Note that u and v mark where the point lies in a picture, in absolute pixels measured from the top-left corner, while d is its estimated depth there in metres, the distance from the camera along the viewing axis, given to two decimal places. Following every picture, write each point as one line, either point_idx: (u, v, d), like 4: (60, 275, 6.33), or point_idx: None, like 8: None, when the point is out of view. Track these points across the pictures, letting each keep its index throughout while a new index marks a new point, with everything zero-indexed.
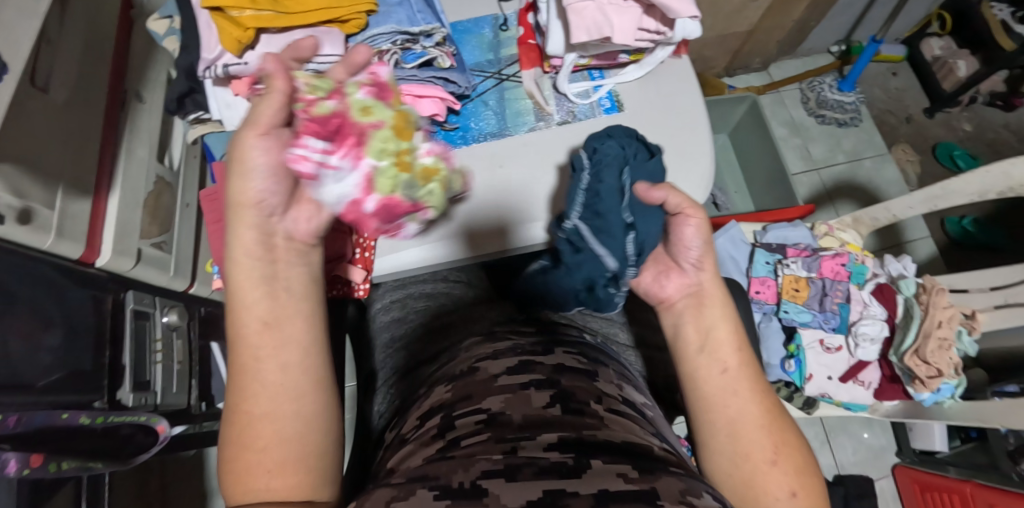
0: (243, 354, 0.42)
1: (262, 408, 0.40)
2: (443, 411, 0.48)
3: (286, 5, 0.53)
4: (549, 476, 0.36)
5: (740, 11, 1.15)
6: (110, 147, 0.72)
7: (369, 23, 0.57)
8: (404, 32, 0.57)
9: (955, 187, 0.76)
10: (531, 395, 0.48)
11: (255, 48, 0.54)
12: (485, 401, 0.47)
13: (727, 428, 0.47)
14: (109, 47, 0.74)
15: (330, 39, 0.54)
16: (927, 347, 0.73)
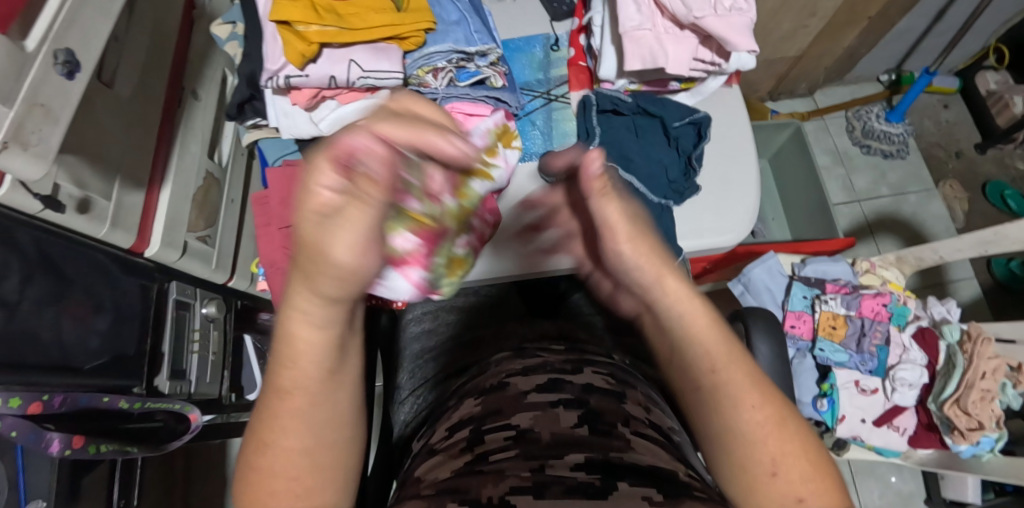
0: (290, 389, 0.33)
1: (273, 462, 0.33)
2: (471, 425, 0.47)
3: (350, 20, 0.51)
4: (577, 497, 0.36)
5: (789, 36, 1.13)
6: (165, 142, 0.75)
7: (427, 41, 0.56)
8: (460, 51, 0.56)
9: (1009, 234, 0.73)
10: (560, 413, 0.46)
11: (317, 62, 0.52)
12: (514, 417, 0.46)
13: (716, 435, 0.38)
14: (172, 46, 0.77)
15: (389, 57, 0.53)
16: (970, 397, 0.71)
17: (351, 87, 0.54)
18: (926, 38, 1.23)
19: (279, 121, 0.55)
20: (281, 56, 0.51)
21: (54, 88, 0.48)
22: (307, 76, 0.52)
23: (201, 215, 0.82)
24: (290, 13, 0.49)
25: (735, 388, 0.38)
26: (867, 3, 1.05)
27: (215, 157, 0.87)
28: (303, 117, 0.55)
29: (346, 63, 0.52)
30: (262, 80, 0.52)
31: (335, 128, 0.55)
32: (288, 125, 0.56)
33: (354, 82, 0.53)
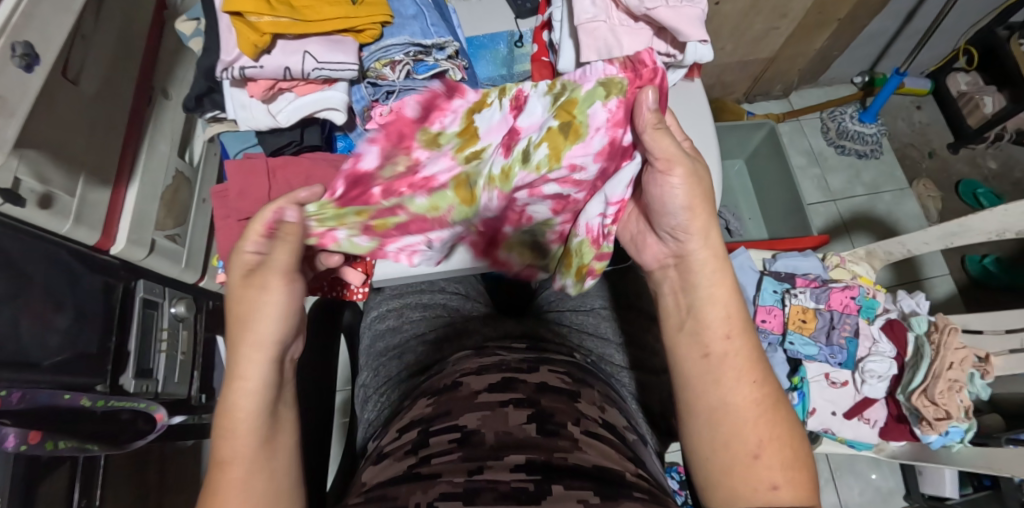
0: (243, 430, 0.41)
1: (227, 453, 0.40)
2: (420, 426, 0.47)
3: (304, 12, 0.51)
4: (507, 502, 0.37)
5: (761, 38, 1.15)
6: (134, 139, 0.75)
7: (384, 34, 0.56)
8: (417, 44, 0.56)
9: (972, 225, 0.74)
10: (509, 413, 0.46)
11: (272, 53, 0.51)
12: (462, 418, 0.46)
13: (708, 413, 0.43)
14: (141, 44, 0.77)
15: (345, 49, 0.53)
16: (936, 387, 0.70)
17: (306, 79, 0.54)
18: (896, 40, 1.26)
19: (238, 113, 0.55)
20: (236, 48, 0.51)
21: (12, 79, 0.48)
22: (263, 67, 0.51)
23: (171, 213, 0.82)
24: (242, 3, 0.49)
25: (730, 373, 0.44)
26: (836, 4, 1.07)
27: (186, 156, 0.87)
28: (261, 109, 0.55)
29: (300, 54, 0.51)
30: (218, 72, 0.52)
31: (292, 120, 0.55)
32: (247, 117, 0.56)
33: (309, 74, 0.52)
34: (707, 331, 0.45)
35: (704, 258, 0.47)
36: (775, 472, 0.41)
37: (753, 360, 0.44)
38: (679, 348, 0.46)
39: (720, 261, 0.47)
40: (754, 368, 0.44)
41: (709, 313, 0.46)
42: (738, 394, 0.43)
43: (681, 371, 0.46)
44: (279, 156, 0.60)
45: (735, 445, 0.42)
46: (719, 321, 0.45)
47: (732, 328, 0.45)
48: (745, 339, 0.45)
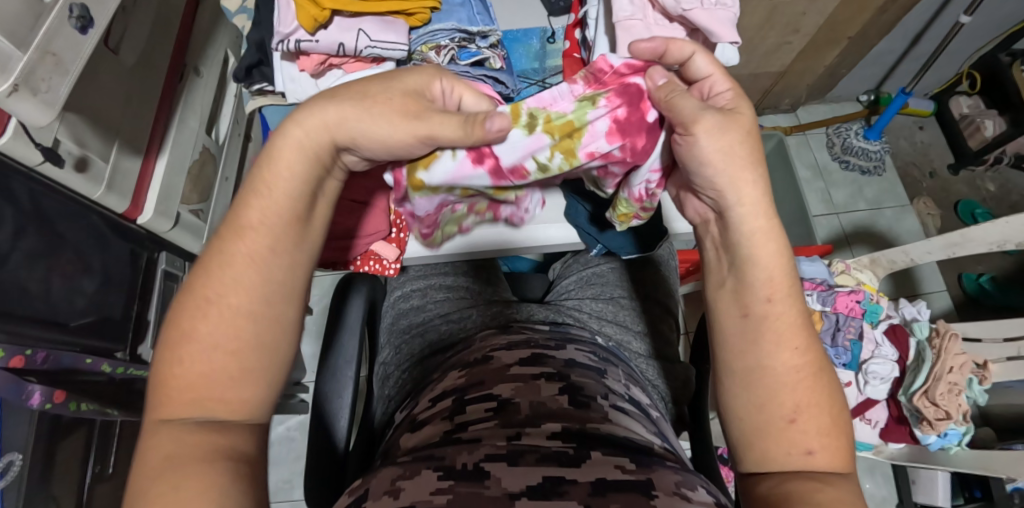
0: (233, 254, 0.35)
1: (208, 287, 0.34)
2: (454, 395, 0.48)
3: None
4: (548, 464, 0.37)
5: (774, 52, 1.18)
6: (165, 113, 0.76)
7: (432, 19, 0.58)
8: (463, 31, 0.59)
9: (975, 236, 0.77)
10: (541, 385, 0.48)
11: (329, 29, 0.54)
12: (496, 388, 0.47)
13: (743, 373, 0.40)
14: (177, 21, 0.78)
15: (396, 30, 0.55)
16: (937, 389, 0.73)
17: (357, 57, 0.56)
18: (902, 62, 1.30)
19: (286, 86, 0.57)
20: (294, 21, 0.53)
21: (67, 40, 0.49)
22: (318, 41, 0.53)
23: (195, 188, 0.83)
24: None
25: (772, 334, 0.40)
26: (846, 23, 1.11)
27: (212, 134, 0.88)
28: (309, 82, 0.57)
29: (354, 32, 0.54)
30: (273, 43, 0.54)
31: (340, 95, 0.57)
32: (296, 90, 0.58)
33: (361, 51, 0.54)
34: (750, 289, 0.41)
35: (744, 209, 0.41)
36: (816, 436, 0.37)
37: (799, 324, 0.40)
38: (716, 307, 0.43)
39: (763, 212, 0.41)
40: (800, 331, 0.40)
41: (749, 276, 0.41)
42: (780, 356, 0.39)
43: (719, 332, 0.42)
44: None
45: (770, 410, 0.38)
46: (762, 284, 0.41)
47: (772, 291, 0.40)
48: (791, 304, 0.40)
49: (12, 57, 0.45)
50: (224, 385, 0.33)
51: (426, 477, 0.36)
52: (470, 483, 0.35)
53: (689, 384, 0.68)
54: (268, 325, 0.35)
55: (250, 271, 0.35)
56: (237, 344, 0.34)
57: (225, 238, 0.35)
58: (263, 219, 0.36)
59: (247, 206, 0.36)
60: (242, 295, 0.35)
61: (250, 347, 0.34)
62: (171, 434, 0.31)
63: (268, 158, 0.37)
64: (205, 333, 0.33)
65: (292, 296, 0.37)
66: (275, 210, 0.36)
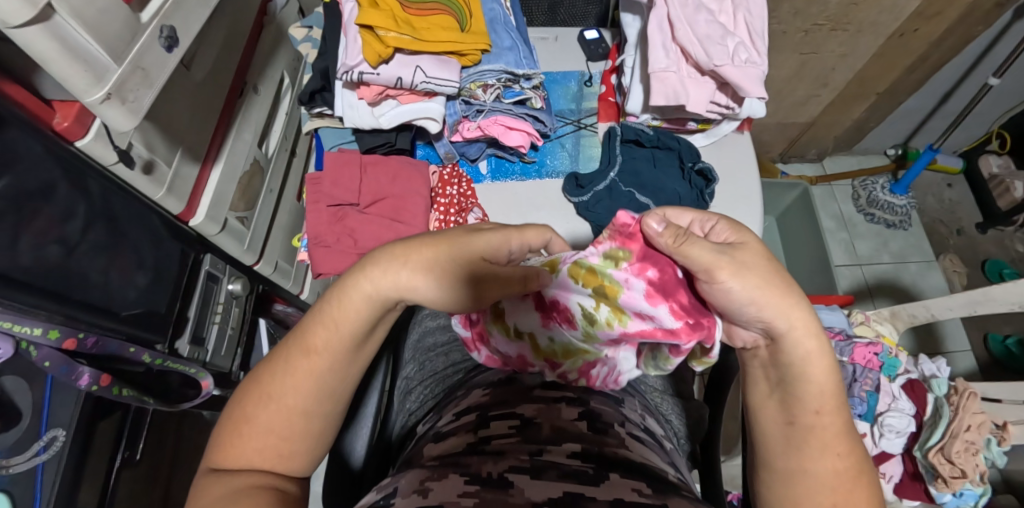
0: (298, 362, 0.39)
1: (277, 389, 0.39)
2: (477, 410, 0.49)
3: (421, 32, 0.57)
4: (569, 480, 0.38)
5: (802, 102, 1.22)
6: (223, 127, 0.83)
7: (482, 60, 0.62)
8: (510, 73, 0.63)
9: (995, 295, 0.78)
10: (562, 408, 0.49)
11: (390, 63, 0.57)
12: (519, 407, 0.48)
13: (783, 473, 0.40)
14: (243, 45, 0.86)
15: (449, 68, 0.59)
16: (953, 447, 0.71)
17: (412, 90, 0.60)
18: (930, 119, 1.32)
19: (345, 112, 0.62)
20: (359, 54, 0.57)
21: (155, 58, 0.55)
22: (379, 74, 0.57)
23: (243, 197, 0.88)
24: (373, 19, 0.55)
25: (814, 442, 0.39)
26: (875, 78, 1.15)
27: (263, 148, 0.95)
28: (365, 110, 0.62)
29: (412, 68, 0.58)
30: (339, 73, 0.58)
31: (393, 123, 0.62)
32: (352, 116, 0.62)
33: (417, 85, 0.58)
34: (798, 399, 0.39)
35: (797, 335, 0.38)
36: None
37: (845, 432, 0.39)
38: (761, 409, 0.42)
39: (819, 336, 0.38)
40: (847, 450, 0.39)
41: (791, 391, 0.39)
42: (816, 461, 0.39)
43: (762, 433, 0.42)
44: (372, 154, 0.66)
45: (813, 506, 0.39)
46: (812, 396, 0.39)
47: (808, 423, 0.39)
48: (841, 414, 0.39)
49: (108, 70, 0.50)
50: (277, 458, 0.39)
51: (453, 482, 0.38)
52: (495, 491, 0.37)
53: (702, 423, 0.69)
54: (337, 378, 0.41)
55: (313, 361, 0.39)
56: (291, 429, 0.39)
57: (294, 351, 0.40)
58: (329, 341, 0.39)
59: (318, 326, 0.40)
60: (296, 391, 0.39)
61: (298, 425, 0.40)
62: (224, 485, 0.36)
63: (353, 273, 0.40)
64: (252, 430, 0.39)
65: (339, 395, 0.41)
66: (340, 330, 0.39)
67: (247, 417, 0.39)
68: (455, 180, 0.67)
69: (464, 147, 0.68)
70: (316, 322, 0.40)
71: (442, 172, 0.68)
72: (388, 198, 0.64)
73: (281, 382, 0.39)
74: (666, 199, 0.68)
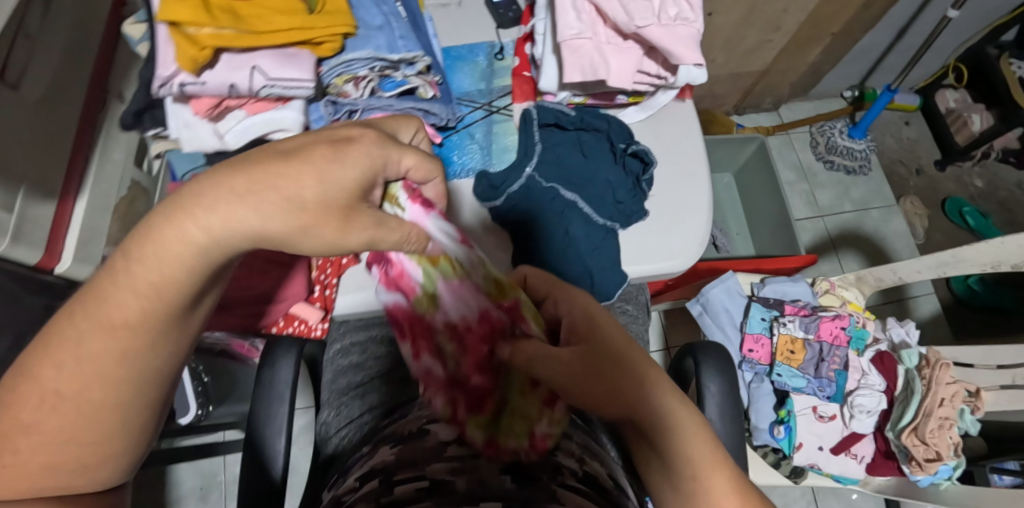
0: (82, 328, 0.28)
1: (51, 372, 0.28)
2: (380, 476, 0.40)
3: (250, 22, 0.45)
4: None
5: (754, 51, 1.12)
6: (83, 149, 0.70)
7: (346, 46, 0.51)
8: (382, 59, 0.51)
9: (966, 256, 0.73)
10: (480, 467, 0.41)
11: (215, 69, 0.45)
12: (429, 468, 0.40)
13: None
14: (93, 47, 0.71)
15: (300, 64, 0.47)
16: (928, 425, 0.67)
17: (257, 97, 0.48)
18: (887, 55, 1.24)
19: (179, 133, 0.48)
20: (173, 61, 0.44)
21: None
22: (205, 83, 0.45)
23: (124, 227, 0.76)
24: (177, 12, 0.42)
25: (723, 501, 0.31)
26: (831, 17, 1.06)
27: (143, 165, 0.81)
28: (207, 129, 0.49)
29: (248, 70, 0.45)
30: (155, 88, 0.45)
31: (241, 142, 0.49)
32: (190, 138, 0.49)
33: (260, 92, 0.46)
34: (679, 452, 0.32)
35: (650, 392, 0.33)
36: None
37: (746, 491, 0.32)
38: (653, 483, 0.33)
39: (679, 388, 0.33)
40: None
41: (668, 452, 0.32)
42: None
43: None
44: None
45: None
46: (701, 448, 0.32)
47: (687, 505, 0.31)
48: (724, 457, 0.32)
49: None
50: (75, 472, 0.29)
51: None
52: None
53: None
54: (155, 359, 0.30)
55: (109, 323, 0.28)
56: (92, 431, 0.29)
57: (84, 308, 0.28)
58: (139, 306, 0.28)
59: (119, 287, 0.28)
60: (91, 379, 0.28)
61: (108, 423, 0.29)
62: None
63: (177, 201, 0.27)
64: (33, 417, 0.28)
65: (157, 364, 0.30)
66: (150, 285, 0.27)
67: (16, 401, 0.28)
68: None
69: None
70: (124, 263, 0.28)
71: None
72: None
73: (74, 353, 0.28)
74: (599, 199, 0.58)
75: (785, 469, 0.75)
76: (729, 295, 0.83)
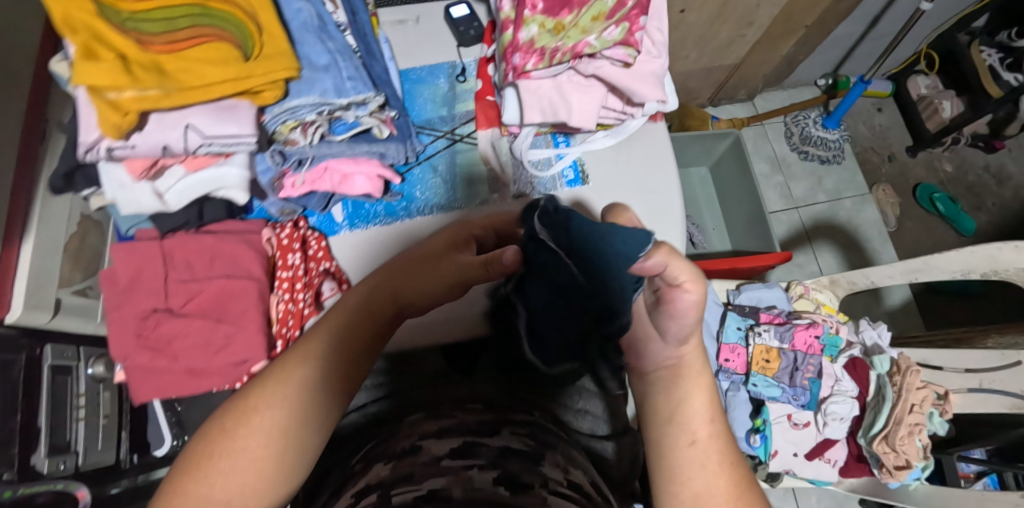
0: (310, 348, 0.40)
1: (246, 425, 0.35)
2: (378, 490, 0.47)
3: (177, 77, 0.39)
4: None
5: (727, 46, 1.10)
6: (22, 190, 0.64)
7: (288, 91, 0.45)
8: (330, 104, 0.47)
9: (937, 263, 0.74)
10: (474, 475, 0.47)
11: (143, 131, 0.40)
12: (425, 481, 0.46)
13: None
14: (23, 79, 0.65)
15: (236, 118, 0.42)
16: (897, 434, 0.69)
17: (195, 155, 0.44)
18: (860, 44, 1.23)
19: (113, 194, 0.44)
20: (94, 128, 0.39)
21: None
22: (134, 147, 0.40)
23: (77, 266, 0.72)
24: (95, 78, 0.37)
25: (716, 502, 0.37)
26: (803, 12, 1.04)
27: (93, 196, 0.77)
28: (144, 191, 0.45)
29: (181, 130, 0.41)
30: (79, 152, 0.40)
31: (183, 201, 0.46)
32: (125, 200, 0.45)
33: (195, 150, 0.42)
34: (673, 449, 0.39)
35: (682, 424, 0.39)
36: None
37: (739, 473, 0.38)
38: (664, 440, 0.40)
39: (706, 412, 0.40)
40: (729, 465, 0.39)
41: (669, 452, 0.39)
42: None
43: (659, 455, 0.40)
44: (179, 234, 0.50)
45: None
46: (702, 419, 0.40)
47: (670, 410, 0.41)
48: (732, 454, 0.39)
49: None
50: (251, 491, 0.34)
51: None
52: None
53: (637, 459, 0.66)
54: (331, 391, 0.38)
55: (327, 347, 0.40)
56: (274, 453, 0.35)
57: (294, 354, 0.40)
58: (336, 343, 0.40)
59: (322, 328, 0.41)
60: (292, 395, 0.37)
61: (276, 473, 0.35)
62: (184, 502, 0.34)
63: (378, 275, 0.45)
64: (223, 469, 0.34)
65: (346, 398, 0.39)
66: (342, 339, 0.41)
67: (215, 455, 0.34)
68: (297, 245, 0.52)
69: (303, 198, 0.53)
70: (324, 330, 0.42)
71: (279, 234, 0.53)
72: (206, 290, 0.48)
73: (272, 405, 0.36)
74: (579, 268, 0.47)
75: (762, 475, 0.78)
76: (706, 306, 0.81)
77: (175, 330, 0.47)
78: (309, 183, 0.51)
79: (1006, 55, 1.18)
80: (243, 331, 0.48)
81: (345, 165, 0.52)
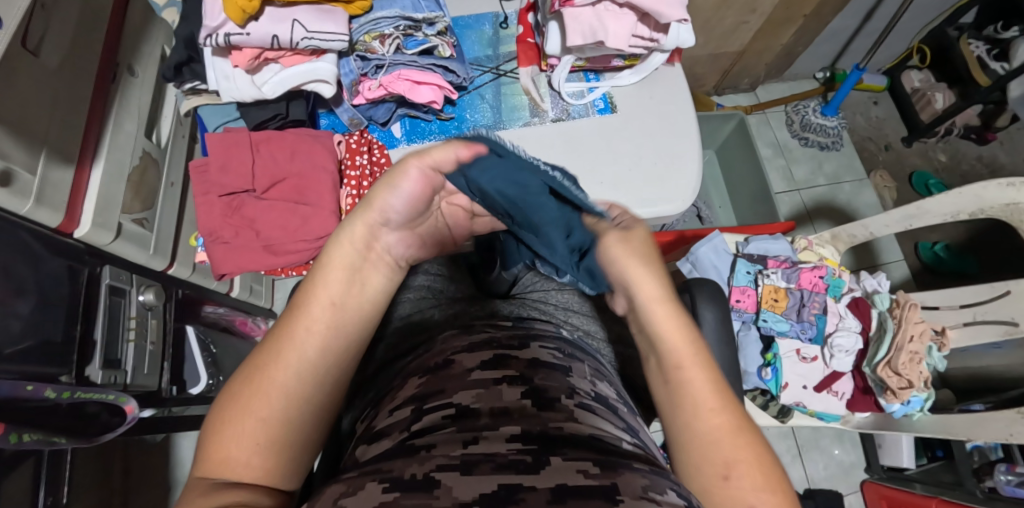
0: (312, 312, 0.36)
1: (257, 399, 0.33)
2: (413, 404, 0.46)
3: None
4: (505, 471, 0.35)
5: (734, 32, 1.18)
6: (98, 119, 0.70)
7: (374, 6, 0.60)
8: (407, 18, 0.61)
9: (930, 207, 0.80)
10: (503, 391, 0.46)
11: (259, 20, 0.55)
12: (456, 395, 0.45)
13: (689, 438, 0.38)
14: (105, 19, 0.72)
15: (332, 19, 0.57)
16: (899, 359, 0.75)
17: (294, 51, 0.58)
18: (855, 39, 1.33)
19: (220, 83, 0.59)
20: (221, 13, 0.54)
21: None
22: (248, 33, 0.55)
23: (137, 197, 0.78)
24: None
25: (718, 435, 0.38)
26: (802, 2, 1.11)
27: (153, 138, 0.83)
28: (245, 80, 0.60)
29: (289, 23, 0.55)
30: (202, 37, 0.55)
31: (276, 91, 0.60)
32: (230, 88, 0.60)
33: (297, 43, 0.56)
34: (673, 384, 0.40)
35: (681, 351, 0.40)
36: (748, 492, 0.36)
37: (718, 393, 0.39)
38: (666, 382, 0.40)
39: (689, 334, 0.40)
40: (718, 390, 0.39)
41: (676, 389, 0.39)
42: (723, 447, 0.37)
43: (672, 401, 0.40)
44: (264, 129, 0.65)
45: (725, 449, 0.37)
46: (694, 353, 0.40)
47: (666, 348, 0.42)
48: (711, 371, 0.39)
49: None
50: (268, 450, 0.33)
51: (370, 491, 0.33)
52: (418, 494, 0.32)
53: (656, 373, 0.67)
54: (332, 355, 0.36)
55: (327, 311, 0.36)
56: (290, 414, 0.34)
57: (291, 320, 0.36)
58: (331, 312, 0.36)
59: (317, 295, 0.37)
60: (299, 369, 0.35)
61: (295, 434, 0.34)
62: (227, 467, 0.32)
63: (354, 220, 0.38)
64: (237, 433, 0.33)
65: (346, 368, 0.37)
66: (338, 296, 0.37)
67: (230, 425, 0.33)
68: (364, 148, 0.67)
69: (370, 110, 0.67)
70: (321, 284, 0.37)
71: (349, 140, 0.67)
72: (287, 179, 0.65)
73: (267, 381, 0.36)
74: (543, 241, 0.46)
75: (773, 410, 0.83)
76: (716, 252, 0.86)
77: (260, 211, 0.64)
78: (382, 89, 0.63)
79: (994, 47, 1.28)
80: (315, 215, 0.66)
81: (416, 73, 0.63)
